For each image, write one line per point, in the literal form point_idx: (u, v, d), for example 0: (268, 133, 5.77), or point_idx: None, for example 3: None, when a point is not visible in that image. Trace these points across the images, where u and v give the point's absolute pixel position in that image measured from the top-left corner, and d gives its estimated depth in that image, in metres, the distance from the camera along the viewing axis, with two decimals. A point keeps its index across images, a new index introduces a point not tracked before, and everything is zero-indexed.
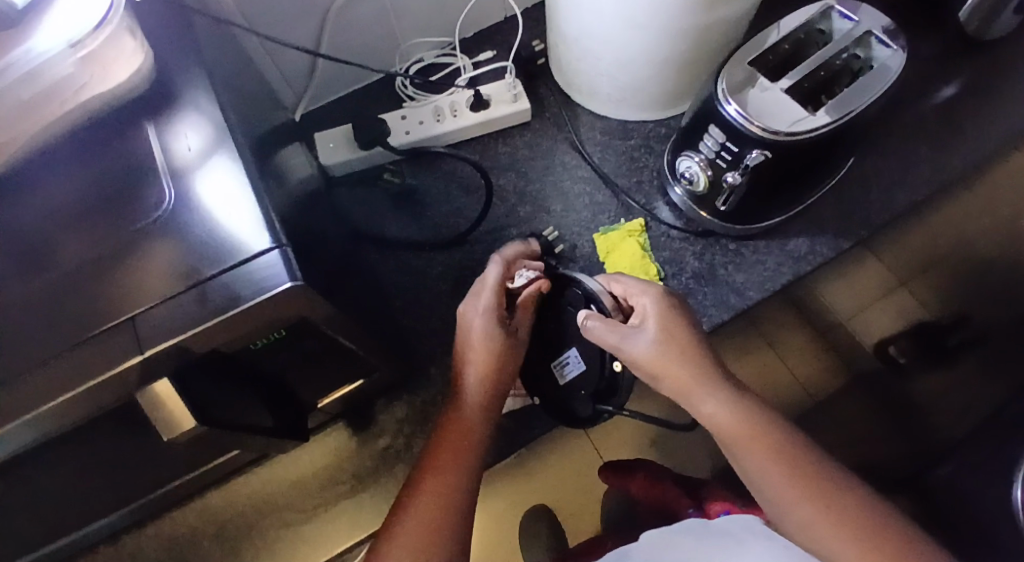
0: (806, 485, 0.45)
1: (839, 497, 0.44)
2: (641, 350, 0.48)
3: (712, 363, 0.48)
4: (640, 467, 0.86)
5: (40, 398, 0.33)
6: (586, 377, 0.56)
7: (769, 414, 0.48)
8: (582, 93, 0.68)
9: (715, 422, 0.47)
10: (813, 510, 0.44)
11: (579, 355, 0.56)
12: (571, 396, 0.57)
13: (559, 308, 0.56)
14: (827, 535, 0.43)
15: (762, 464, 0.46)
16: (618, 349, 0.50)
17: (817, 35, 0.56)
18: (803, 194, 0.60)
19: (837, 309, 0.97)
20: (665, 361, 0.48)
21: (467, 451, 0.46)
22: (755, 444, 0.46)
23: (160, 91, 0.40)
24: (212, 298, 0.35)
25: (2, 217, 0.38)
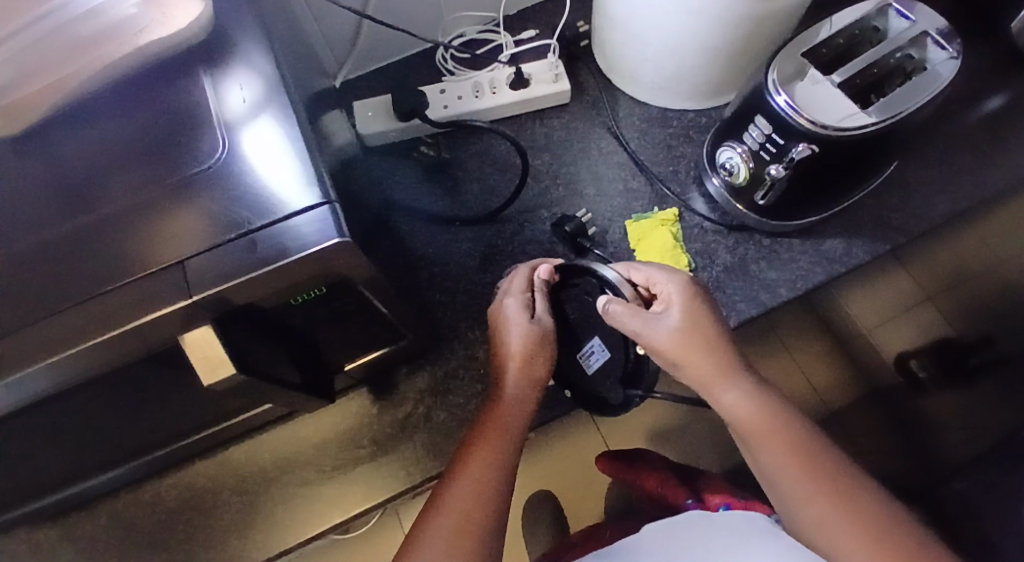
0: (821, 482, 0.45)
1: (855, 498, 0.44)
2: (665, 337, 0.47)
3: (736, 356, 0.48)
4: (642, 460, 0.90)
5: (85, 332, 0.34)
6: (614, 363, 0.54)
7: (788, 408, 0.48)
8: (624, 79, 0.68)
9: (736, 417, 0.47)
10: (828, 508, 0.44)
11: (602, 343, 0.54)
12: (602, 383, 0.55)
13: (578, 298, 0.54)
14: (842, 536, 0.43)
15: (777, 460, 0.46)
16: (641, 335, 0.48)
17: (871, 32, 0.55)
18: (842, 195, 0.59)
19: (860, 319, 0.98)
20: (689, 350, 0.47)
21: (506, 447, 0.47)
22: (771, 440, 0.46)
23: (215, 44, 0.41)
24: (260, 248, 0.35)
25: (57, 154, 0.39)
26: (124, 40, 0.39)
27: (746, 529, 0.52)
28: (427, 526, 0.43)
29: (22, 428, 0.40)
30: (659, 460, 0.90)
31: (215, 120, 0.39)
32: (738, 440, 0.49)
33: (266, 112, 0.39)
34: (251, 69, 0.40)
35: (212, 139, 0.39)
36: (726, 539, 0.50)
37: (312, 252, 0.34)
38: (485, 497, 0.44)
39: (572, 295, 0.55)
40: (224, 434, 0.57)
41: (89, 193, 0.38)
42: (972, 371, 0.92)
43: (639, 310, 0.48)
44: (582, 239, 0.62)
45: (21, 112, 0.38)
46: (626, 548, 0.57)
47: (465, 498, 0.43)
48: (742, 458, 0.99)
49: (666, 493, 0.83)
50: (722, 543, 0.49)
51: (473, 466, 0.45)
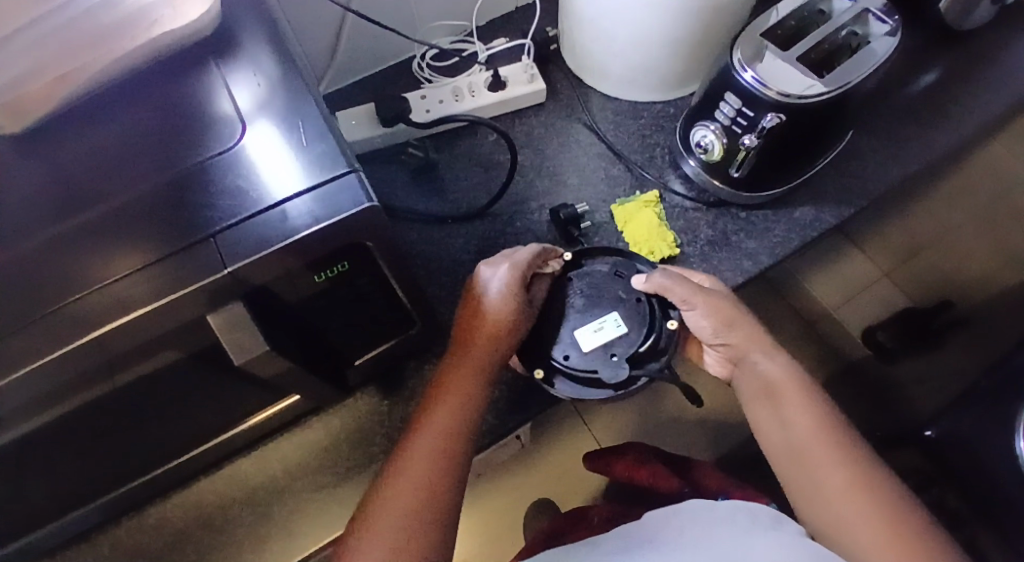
0: (846, 454, 0.47)
1: (875, 474, 0.46)
2: (710, 304, 0.51)
3: (764, 334, 0.53)
4: (628, 448, 0.88)
5: (119, 310, 0.35)
6: (625, 340, 0.51)
7: (818, 387, 0.51)
8: (594, 76, 0.72)
9: (770, 380, 0.51)
10: (847, 475, 0.46)
11: (618, 317, 0.52)
12: (599, 361, 0.51)
13: (606, 273, 0.55)
14: (860, 503, 0.45)
15: (805, 420, 0.49)
16: (688, 302, 0.51)
17: (818, 14, 0.61)
18: (807, 165, 0.64)
19: (827, 300, 1.07)
20: (730, 321, 0.52)
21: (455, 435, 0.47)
22: (802, 403, 0.49)
23: (222, 52, 0.44)
24: (289, 218, 0.37)
25: (71, 149, 0.41)
26: (138, 32, 0.40)
27: (750, 522, 0.49)
28: (378, 513, 0.43)
29: (38, 430, 0.40)
30: (645, 449, 0.89)
31: (218, 117, 0.42)
32: (760, 401, 0.51)
33: (270, 110, 0.42)
34: (255, 72, 0.43)
35: (214, 135, 0.41)
36: (729, 533, 0.47)
37: (317, 232, 0.36)
38: (436, 482, 0.44)
39: (589, 272, 0.55)
40: (230, 446, 0.56)
41: (91, 187, 0.39)
42: (936, 334, 0.96)
43: (689, 279, 0.52)
44: (574, 226, 0.64)
45: (28, 109, 0.40)
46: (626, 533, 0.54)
47: (418, 484, 0.44)
48: (730, 443, 1.02)
49: (656, 484, 0.82)
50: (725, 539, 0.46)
51: (422, 452, 0.45)
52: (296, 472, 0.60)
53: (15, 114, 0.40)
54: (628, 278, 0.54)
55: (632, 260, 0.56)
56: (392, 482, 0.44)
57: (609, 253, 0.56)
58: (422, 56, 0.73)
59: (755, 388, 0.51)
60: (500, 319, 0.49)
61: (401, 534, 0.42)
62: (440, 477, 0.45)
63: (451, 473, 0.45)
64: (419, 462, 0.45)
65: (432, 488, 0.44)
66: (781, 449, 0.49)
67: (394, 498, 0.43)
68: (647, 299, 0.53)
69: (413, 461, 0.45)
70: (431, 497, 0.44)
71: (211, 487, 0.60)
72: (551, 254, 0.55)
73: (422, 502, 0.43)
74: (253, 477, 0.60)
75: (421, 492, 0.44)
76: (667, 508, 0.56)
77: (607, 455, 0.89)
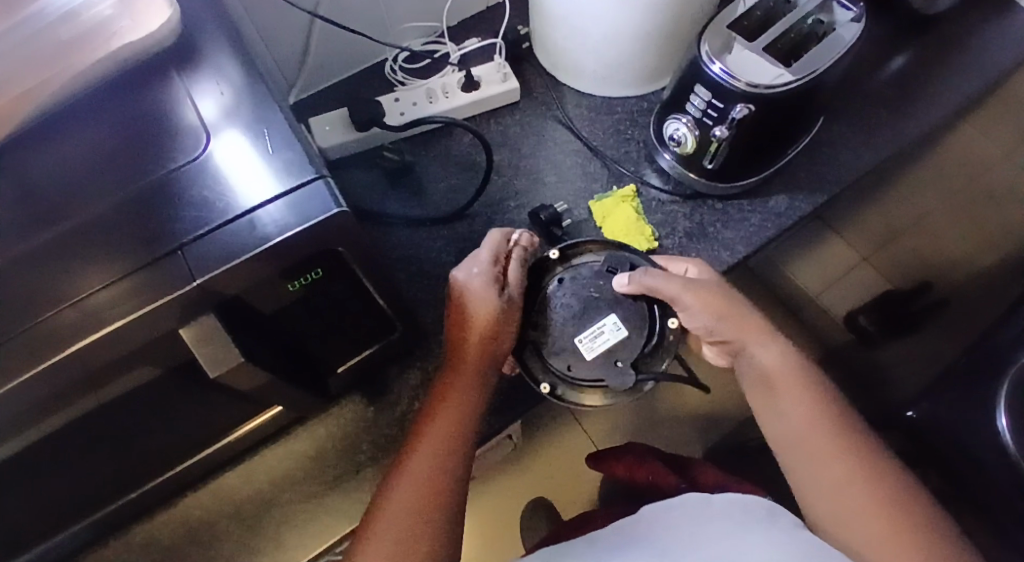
0: (845, 444, 0.48)
1: (870, 463, 0.47)
2: (699, 299, 0.50)
3: (762, 321, 0.52)
4: (625, 450, 0.89)
5: (88, 328, 0.34)
6: (628, 344, 0.50)
7: (816, 373, 0.51)
8: (566, 73, 0.72)
9: (770, 372, 0.50)
10: (848, 467, 0.47)
11: (617, 321, 0.50)
12: (604, 369, 0.49)
13: (596, 272, 0.52)
14: (857, 497, 0.46)
15: (801, 414, 0.49)
16: (678, 300, 0.50)
17: (784, 4, 0.61)
18: (780, 154, 0.64)
19: (807, 285, 1.05)
20: (723, 311, 0.51)
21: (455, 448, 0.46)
22: (798, 396, 0.49)
23: (185, 61, 0.44)
24: (259, 226, 0.36)
25: (35, 166, 0.40)
26: (97, 46, 0.40)
27: (742, 519, 0.50)
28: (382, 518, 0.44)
29: (13, 453, 0.39)
30: (643, 448, 0.90)
31: (186, 128, 0.41)
32: (758, 391, 0.51)
33: (237, 118, 0.41)
34: (220, 80, 0.43)
35: (182, 146, 0.40)
36: (724, 534, 0.48)
37: (286, 239, 0.36)
38: (439, 485, 0.45)
39: (579, 270, 0.53)
40: (213, 460, 0.56)
41: (58, 205, 0.39)
42: (914, 319, 0.98)
43: (676, 276, 0.50)
44: (556, 226, 0.64)
45: None
46: (621, 532, 0.55)
47: (420, 488, 0.45)
48: (719, 433, 1.03)
49: (656, 480, 0.84)
50: (720, 540, 0.47)
51: (426, 453, 0.46)
52: (284, 482, 0.60)
53: None
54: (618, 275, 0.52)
55: (623, 254, 0.53)
56: (396, 487, 0.45)
57: (598, 252, 0.54)
58: (394, 58, 0.73)
59: (753, 379, 0.51)
60: (494, 324, 0.48)
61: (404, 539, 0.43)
62: (443, 479, 0.45)
63: (453, 485, 0.45)
64: (422, 465, 0.45)
65: (435, 491, 0.45)
66: (780, 439, 0.50)
67: (398, 504, 0.44)
68: (641, 300, 0.51)
69: (417, 465, 0.45)
70: (435, 500, 0.44)
71: (197, 501, 0.59)
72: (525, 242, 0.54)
73: (425, 505, 0.44)
74: (241, 489, 0.59)
75: (423, 496, 0.44)
76: (658, 504, 0.58)
77: (606, 457, 0.90)
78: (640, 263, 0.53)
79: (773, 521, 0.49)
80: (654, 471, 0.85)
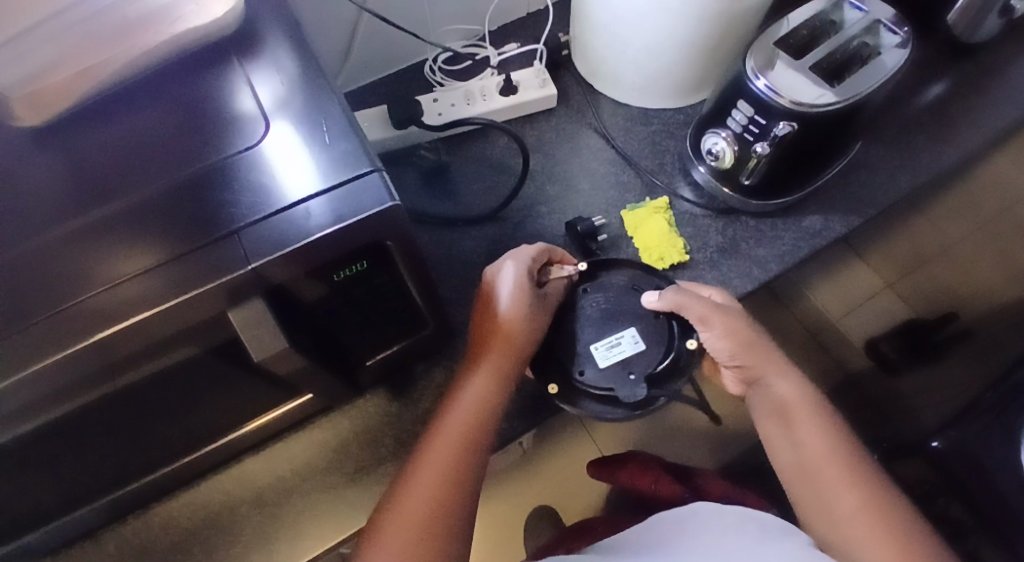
0: (859, 480, 0.47)
1: (884, 495, 0.46)
2: (726, 325, 0.50)
3: (779, 354, 0.53)
4: (631, 456, 0.88)
5: (137, 306, 0.35)
6: (644, 357, 0.51)
7: (829, 406, 0.51)
8: (605, 82, 0.72)
9: (784, 403, 0.50)
10: (861, 500, 0.46)
11: (636, 334, 0.52)
12: (617, 380, 0.51)
13: (620, 288, 0.55)
14: (870, 528, 0.45)
15: (815, 444, 0.48)
16: (705, 321, 0.50)
17: (830, 25, 0.61)
18: (816, 174, 0.64)
19: (829, 310, 1.09)
20: (745, 343, 0.51)
21: (471, 458, 0.46)
22: (813, 425, 0.49)
23: (243, 51, 0.45)
24: (311, 218, 0.37)
25: (91, 141, 0.41)
26: (160, 28, 0.42)
27: (761, 528, 0.48)
28: (388, 522, 0.44)
29: (47, 426, 0.39)
30: (647, 456, 0.89)
31: (240, 116, 0.42)
32: (772, 420, 0.51)
33: (290, 109, 0.42)
34: (276, 71, 0.44)
35: (235, 134, 0.41)
36: (745, 537, 0.46)
37: (331, 234, 0.36)
38: (450, 488, 0.45)
39: (604, 284, 0.55)
40: (235, 447, 0.56)
41: (109, 183, 0.39)
42: (939, 347, 0.98)
43: (705, 298, 0.51)
44: (591, 239, 0.64)
45: (50, 101, 0.40)
46: (633, 543, 0.53)
47: (426, 497, 0.44)
48: (734, 451, 1.01)
49: (659, 489, 0.83)
50: (743, 541, 0.45)
51: (439, 454, 0.46)
52: (306, 470, 0.60)
53: (35, 108, 0.40)
54: (642, 292, 0.54)
55: (650, 276, 0.56)
56: (404, 494, 0.45)
57: (631, 272, 0.56)
58: (434, 59, 0.74)
59: (766, 411, 0.51)
60: (516, 323, 0.49)
61: (411, 542, 0.42)
62: (450, 497, 0.44)
63: (465, 495, 0.45)
64: (430, 470, 0.45)
65: (449, 496, 0.44)
66: (790, 470, 0.49)
67: (407, 506, 0.44)
68: (664, 317, 0.52)
69: (427, 468, 0.45)
70: (445, 503, 0.44)
71: (219, 485, 0.60)
72: (563, 259, 0.56)
73: (435, 507, 0.44)
74: (263, 475, 0.60)
75: (436, 496, 0.44)
76: (674, 511, 0.56)
77: (610, 464, 0.89)
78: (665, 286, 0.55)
79: (789, 533, 0.46)
80: (658, 480, 0.84)
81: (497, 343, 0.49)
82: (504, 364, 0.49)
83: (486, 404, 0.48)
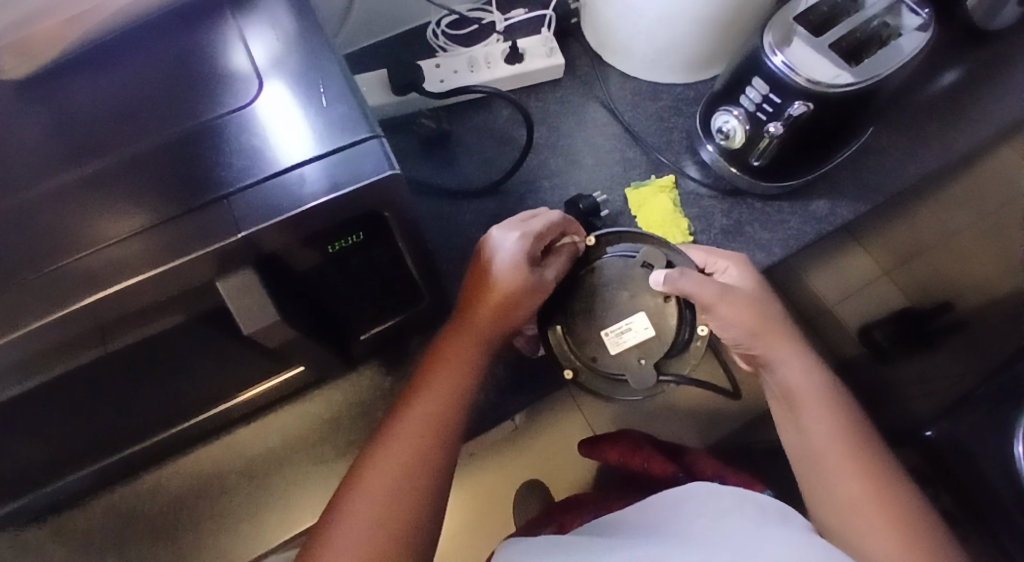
0: (861, 466, 0.46)
1: (886, 483, 0.46)
2: (733, 311, 0.48)
3: (793, 335, 0.51)
4: (622, 435, 0.88)
5: (123, 272, 0.33)
6: (655, 343, 0.48)
7: (839, 391, 0.50)
8: (614, 54, 0.70)
9: (791, 386, 0.49)
10: (860, 486, 0.45)
11: (647, 319, 0.48)
12: (627, 366, 0.49)
13: (630, 265, 0.49)
14: (865, 516, 0.44)
15: (820, 429, 0.48)
16: (711, 309, 0.48)
17: (850, 2, 0.58)
18: (827, 158, 0.62)
19: (825, 293, 1.00)
20: (756, 326, 0.49)
21: (450, 425, 0.46)
22: (819, 410, 0.48)
23: (238, 6, 0.43)
24: (305, 185, 0.35)
25: (78, 95, 0.39)
26: None
27: (757, 511, 0.47)
28: (365, 480, 0.43)
29: (26, 394, 0.38)
30: (640, 435, 0.89)
31: (232, 73, 0.40)
32: (781, 404, 0.51)
33: (286, 68, 0.40)
34: (272, 27, 0.41)
35: (228, 92, 0.39)
36: (742, 519, 0.46)
37: (327, 202, 0.35)
38: (428, 452, 0.44)
39: (611, 259, 0.50)
40: (223, 417, 0.55)
41: (95, 140, 0.37)
42: (934, 336, 0.96)
43: (712, 281, 0.47)
44: (595, 216, 0.62)
45: (33, 51, 0.38)
46: (628, 522, 0.53)
47: (404, 459, 0.44)
48: (724, 432, 1.01)
49: (651, 469, 0.83)
50: (740, 523, 0.45)
51: (420, 417, 0.45)
52: (295, 443, 0.59)
53: (17, 58, 0.37)
54: (653, 270, 0.49)
55: (661, 249, 0.50)
56: (382, 454, 0.44)
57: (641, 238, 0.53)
58: (437, 22, 0.71)
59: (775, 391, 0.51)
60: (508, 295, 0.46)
61: (378, 525, 0.41)
62: (427, 461, 0.44)
63: (444, 459, 0.45)
64: (410, 434, 0.45)
65: (426, 460, 0.44)
66: (795, 449, 0.49)
67: (380, 472, 0.43)
68: (674, 300, 0.48)
69: (406, 430, 0.45)
70: (423, 466, 0.44)
71: (206, 454, 0.59)
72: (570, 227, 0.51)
73: (404, 478, 0.43)
74: (251, 446, 0.59)
75: (415, 458, 0.44)
76: (669, 491, 0.56)
77: (600, 443, 0.88)
78: (677, 261, 0.49)
79: (787, 517, 0.46)
80: (648, 459, 0.84)
81: (489, 314, 0.47)
82: (489, 332, 0.48)
83: (465, 372, 0.47)
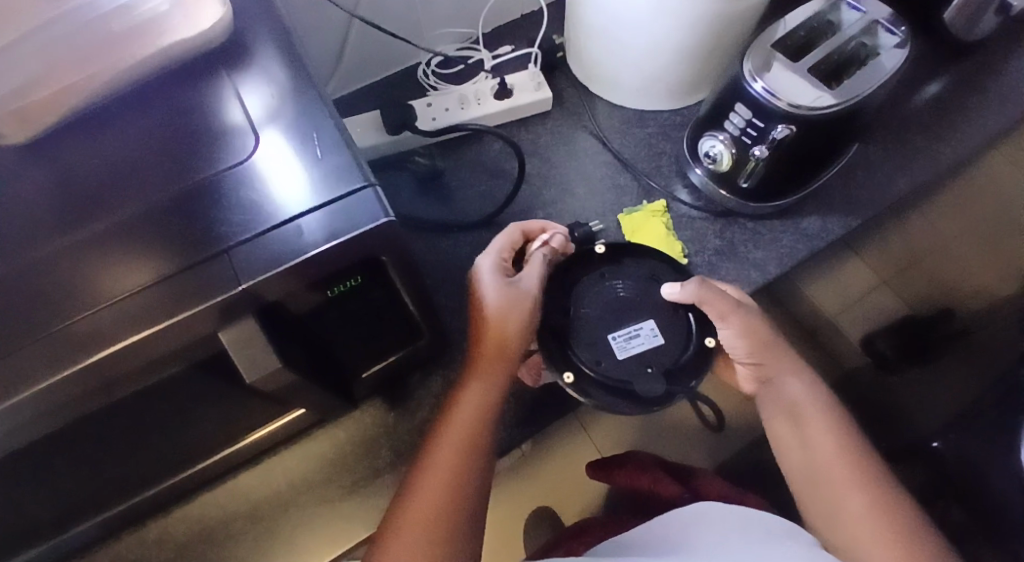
0: (867, 483, 0.46)
1: (892, 499, 0.46)
2: (745, 324, 0.49)
3: (794, 355, 0.52)
4: (630, 457, 0.87)
5: (129, 328, 0.34)
6: (663, 352, 0.48)
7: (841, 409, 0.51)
8: (600, 84, 0.72)
9: (795, 403, 0.50)
10: (868, 502, 0.45)
11: (655, 327, 0.48)
12: (633, 373, 0.47)
13: (640, 278, 0.51)
14: (875, 533, 0.44)
15: (824, 444, 0.48)
16: (725, 318, 0.48)
17: (828, 25, 0.60)
18: (815, 176, 0.63)
19: (826, 306, 1.00)
20: (763, 342, 0.50)
21: (474, 467, 0.46)
22: (823, 426, 0.49)
23: (233, 63, 0.44)
24: (303, 234, 0.36)
25: (83, 155, 0.40)
26: (148, 41, 0.41)
27: (763, 530, 0.47)
28: (397, 528, 0.44)
29: (34, 450, 0.38)
30: (648, 458, 0.88)
31: (229, 128, 0.41)
32: (781, 422, 0.51)
33: (281, 120, 0.41)
34: (266, 82, 0.43)
35: (226, 147, 0.40)
36: (748, 538, 0.46)
37: (326, 250, 0.36)
38: (454, 496, 0.45)
39: (622, 272, 0.51)
40: (230, 461, 0.55)
41: (100, 198, 0.39)
42: (934, 347, 0.96)
43: (728, 293, 0.49)
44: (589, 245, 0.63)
45: (39, 117, 0.39)
46: (636, 545, 0.53)
47: (431, 506, 0.44)
48: (732, 451, 1.00)
49: (659, 491, 0.83)
50: (747, 542, 0.45)
51: (442, 462, 0.46)
52: (303, 483, 0.60)
53: (23, 124, 0.39)
54: (662, 284, 0.50)
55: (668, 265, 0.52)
56: (411, 502, 0.45)
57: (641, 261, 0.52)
58: (427, 63, 0.73)
59: (777, 409, 0.51)
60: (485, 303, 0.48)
61: None
62: (453, 504, 0.44)
63: (471, 501, 0.45)
64: (435, 480, 0.45)
65: (452, 504, 0.44)
66: (799, 467, 0.49)
67: (410, 521, 0.44)
68: (683, 310, 0.49)
69: (431, 476, 0.45)
70: (450, 511, 0.44)
71: (215, 498, 0.59)
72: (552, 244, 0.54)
73: (433, 524, 0.43)
74: (259, 489, 0.60)
75: (441, 504, 0.44)
76: (674, 513, 0.56)
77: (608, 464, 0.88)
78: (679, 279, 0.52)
79: (793, 535, 0.46)
80: (658, 481, 0.84)
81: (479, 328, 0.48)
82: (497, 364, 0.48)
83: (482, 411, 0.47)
